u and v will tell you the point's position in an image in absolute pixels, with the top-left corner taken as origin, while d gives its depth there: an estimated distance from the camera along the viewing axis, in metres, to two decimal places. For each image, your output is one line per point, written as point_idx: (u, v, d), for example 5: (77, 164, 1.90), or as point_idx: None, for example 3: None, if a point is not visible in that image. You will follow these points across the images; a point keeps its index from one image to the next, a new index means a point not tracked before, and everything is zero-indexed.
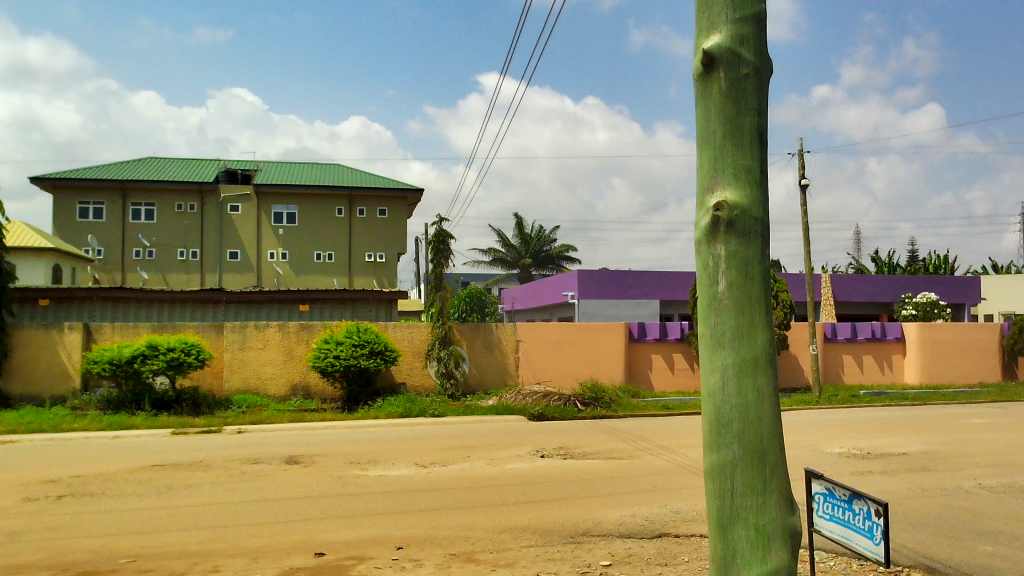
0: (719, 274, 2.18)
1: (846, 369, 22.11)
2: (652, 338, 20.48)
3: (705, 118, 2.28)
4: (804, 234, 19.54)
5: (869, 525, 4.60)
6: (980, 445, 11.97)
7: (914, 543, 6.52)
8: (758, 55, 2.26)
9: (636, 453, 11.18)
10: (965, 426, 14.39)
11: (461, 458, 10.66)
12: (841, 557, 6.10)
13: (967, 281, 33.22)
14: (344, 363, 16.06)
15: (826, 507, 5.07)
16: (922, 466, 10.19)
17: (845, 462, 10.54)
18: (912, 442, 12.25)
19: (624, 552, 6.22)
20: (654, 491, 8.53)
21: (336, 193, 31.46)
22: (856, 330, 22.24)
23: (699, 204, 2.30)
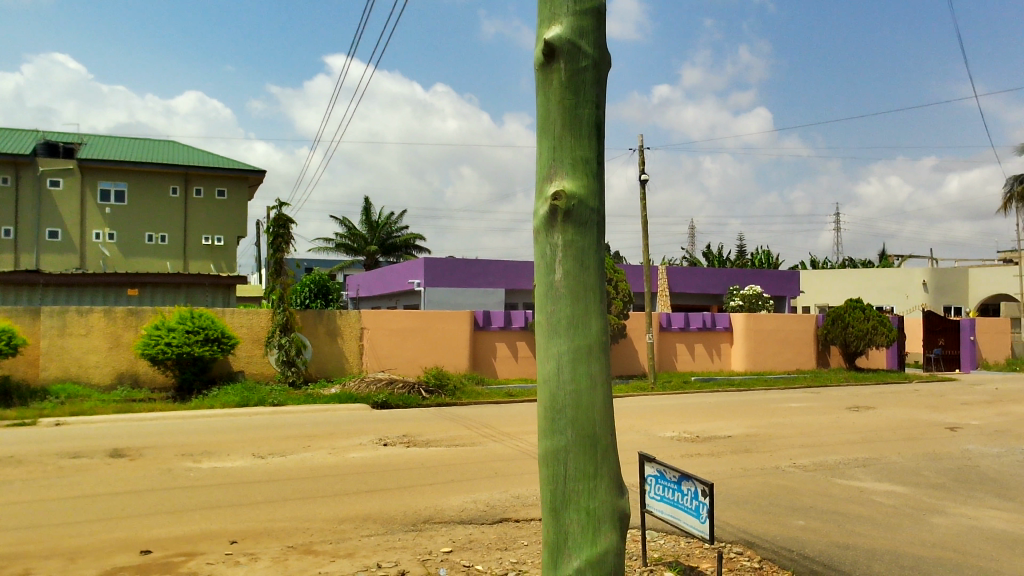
0: (555, 263, 2.22)
1: (679, 357, 23.25)
2: (496, 326, 20.73)
3: (544, 109, 2.31)
4: (642, 226, 20.34)
5: (696, 505, 4.85)
6: (796, 428, 12.91)
7: (736, 520, 6.95)
8: (596, 48, 2.31)
9: (480, 440, 11.27)
10: (782, 410, 15.50)
11: (301, 448, 10.40)
12: (670, 535, 6.41)
13: (787, 275, 35.71)
14: (176, 351, 15.28)
15: (657, 488, 5.31)
16: (744, 448, 10.86)
17: (675, 445, 11.09)
18: (736, 425, 13.04)
19: (465, 538, 6.26)
20: (496, 477, 8.65)
21: (170, 171, 29.81)
22: (688, 320, 23.42)
23: (537, 195, 2.32)
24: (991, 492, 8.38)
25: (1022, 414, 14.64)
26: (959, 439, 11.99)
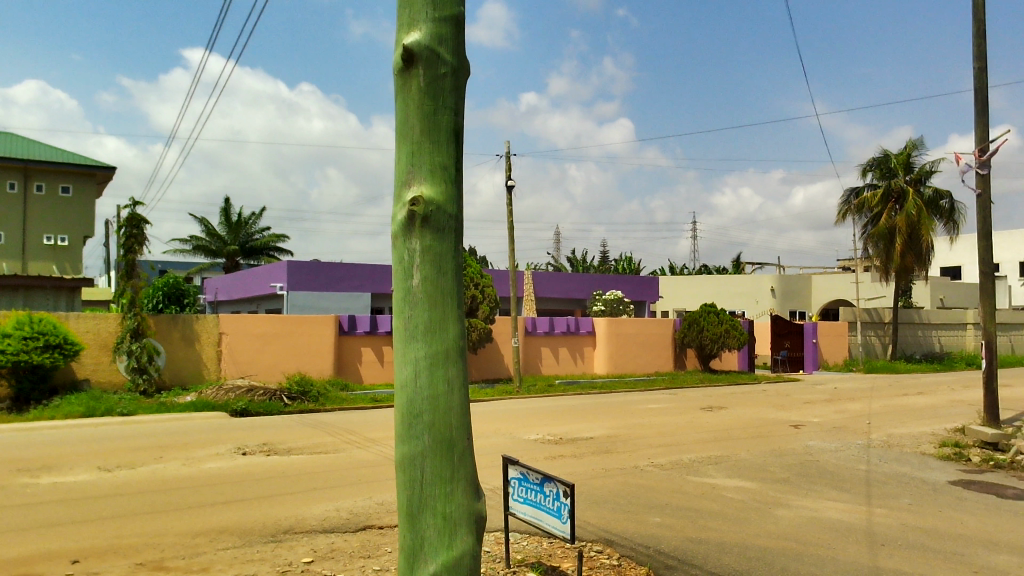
0: (414, 267, 2.22)
1: (544, 360, 23.65)
2: (362, 331, 20.43)
3: (403, 114, 2.30)
4: (509, 231, 20.57)
5: (558, 505, 4.95)
6: (654, 428, 13.38)
7: (596, 519, 7.12)
8: (455, 55, 2.33)
9: (344, 446, 11.09)
10: (641, 411, 16.03)
11: (153, 460, 9.90)
12: (533, 537, 6.49)
13: (647, 281, 37.01)
14: (12, 359, 14.22)
15: (520, 490, 5.37)
16: (605, 448, 11.17)
17: (539, 447, 11.26)
18: (598, 427, 13.39)
19: (326, 548, 6.14)
20: (360, 483, 8.53)
21: (8, 165, 27.75)
22: (553, 324, 23.87)
23: (396, 199, 2.31)
24: (830, 484, 8.97)
25: (857, 411, 15.74)
26: (803, 436, 12.76)
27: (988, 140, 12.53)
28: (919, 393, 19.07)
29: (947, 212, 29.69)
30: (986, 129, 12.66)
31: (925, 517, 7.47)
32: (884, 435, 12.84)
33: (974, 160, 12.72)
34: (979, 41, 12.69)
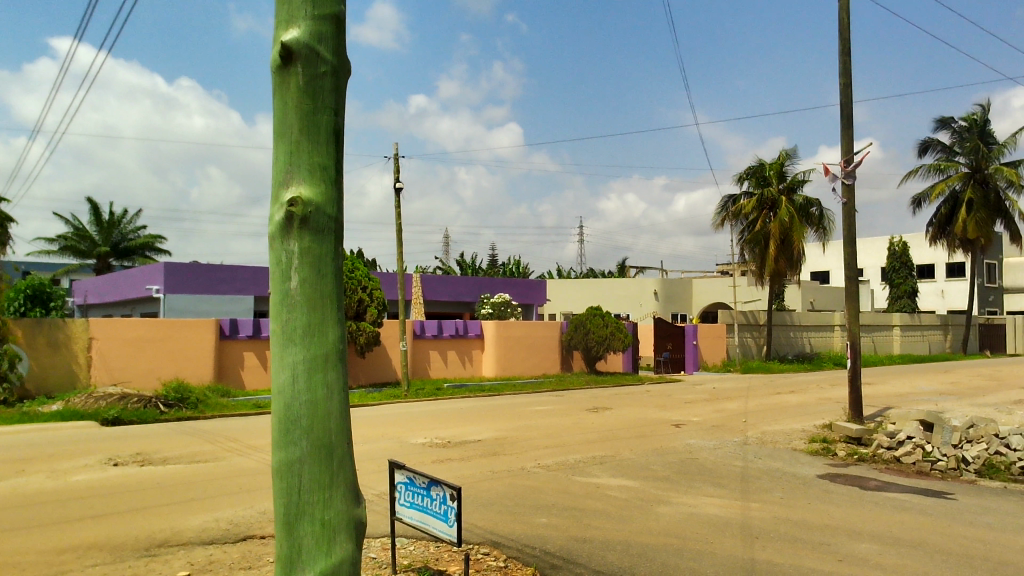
0: (293, 269, 2.17)
1: (432, 363, 23.58)
2: (244, 335, 19.82)
3: (281, 113, 2.25)
4: (397, 234, 20.41)
5: (444, 509, 4.93)
6: (541, 430, 13.54)
7: (483, 522, 7.14)
8: (335, 55, 2.30)
9: (223, 454, 10.72)
10: (528, 413, 16.20)
11: (13, 473, 9.29)
12: (420, 541, 6.45)
13: (534, 284, 37.46)
14: None
15: (407, 494, 5.33)
16: (493, 451, 11.23)
17: (427, 451, 11.22)
18: (486, 429, 13.44)
19: (204, 560, 5.91)
20: (241, 493, 8.27)
21: None
22: (441, 327, 23.84)
23: (273, 200, 2.25)
24: (708, 481, 9.30)
25: (733, 410, 16.40)
26: (683, 435, 13.18)
27: (853, 151, 13.30)
28: (791, 392, 20.04)
29: (817, 219, 31.23)
30: (851, 142, 13.44)
31: (796, 510, 7.85)
32: (758, 432, 13.41)
33: (840, 170, 13.47)
34: (845, 59, 13.45)
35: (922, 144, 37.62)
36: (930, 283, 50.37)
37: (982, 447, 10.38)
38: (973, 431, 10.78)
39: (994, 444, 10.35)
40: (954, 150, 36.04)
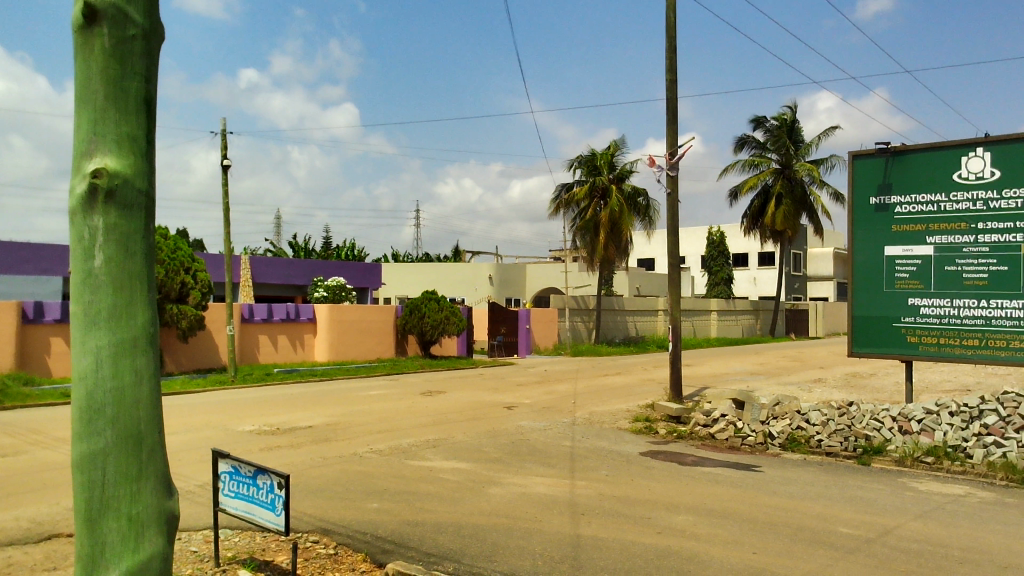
0: (96, 247, 2.03)
1: (261, 348, 22.82)
2: (51, 319, 18.37)
3: (82, 75, 2.07)
4: (225, 214, 19.53)
5: (271, 498, 4.78)
6: (374, 415, 13.42)
7: (312, 509, 6.99)
8: (146, 16, 2.16)
9: (27, 448, 9.90)
10: (361, 397, 16.01)
11: None
12: (245, 532, 6.22)
13: (369, 268, 37.01)
14: None
15: (231, 484, 5.12)
16: (324, 437, 11.01)
17: (255, 439, 10.85)
18: (317, 415, 13.16)
19: (3, 563, 5.44)
20: (45, 488, 7.67)
21: None
22: (272, 311, 23.08)
23: (71, 171, 2.08)
24: (538, 461, 9.54)
25: (563, 392, 16.89)
26: (515, 416, 13.45)
27: (677, 145, 13.98)
28: (617, 374, 20.90)
29: (644, 208, 32.60)
30: (675, 135, 14.11)
31: (618, 487, 8.20)
32: (586, 413, 13.89)
33: (665, 162, 14.12)
34: (671, 56, 14.10)
35: (738, 140, 40.11)
36: (744, 271, 53.92)
37: (786, 422, 11.22)
38: (778, 407, 11.62)
39: (796, 419, 11.22)
40: (767, 147, 38.67)
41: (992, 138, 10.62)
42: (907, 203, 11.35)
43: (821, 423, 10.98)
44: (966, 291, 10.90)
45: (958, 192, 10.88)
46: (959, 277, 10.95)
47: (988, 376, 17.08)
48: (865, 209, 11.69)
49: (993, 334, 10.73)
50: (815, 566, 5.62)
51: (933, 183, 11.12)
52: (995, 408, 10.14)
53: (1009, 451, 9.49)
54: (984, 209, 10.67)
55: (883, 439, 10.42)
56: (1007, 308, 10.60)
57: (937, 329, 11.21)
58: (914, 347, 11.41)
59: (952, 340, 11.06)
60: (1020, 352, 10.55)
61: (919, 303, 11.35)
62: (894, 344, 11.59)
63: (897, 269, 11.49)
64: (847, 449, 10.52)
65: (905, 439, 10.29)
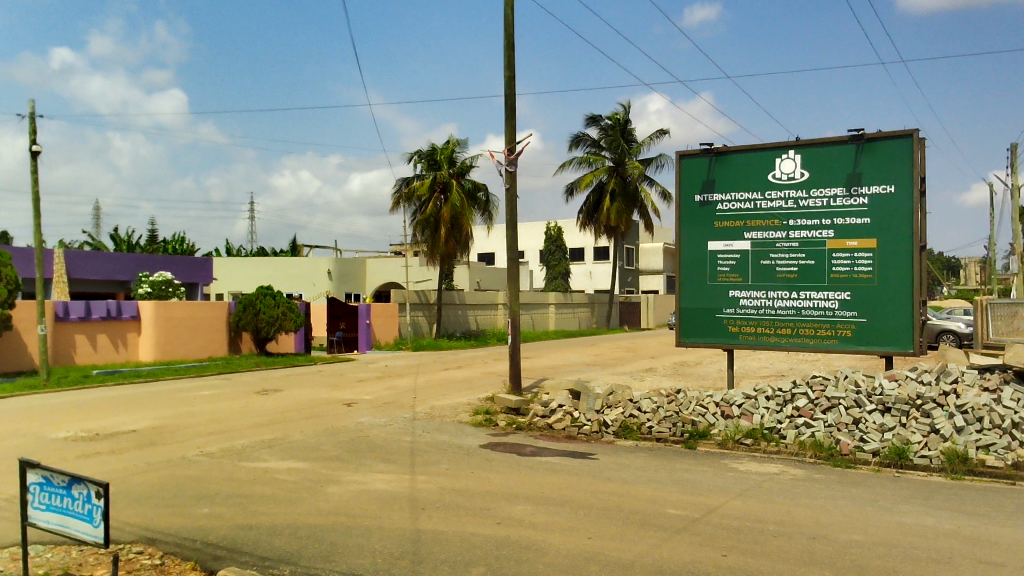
0: None
1: (78, 349, 21.29)
2: None
3: None
4: (34, 204, 18.03)
5: (88, 509, 4.46)
6: (205, 416, 12.83)
7: (135, 518, 6.59)
8: None
9: None
10: (190, 398, 15.25)
11: None
12: (58, 547, 5.78)
13: (199, 262, 35.31)
14: None
15: (41, 497, 4.73)
16: (148, 441, 10.41)
17: (71, 446, 10.10)
18: (141, 419, 12.42)
19: None
20: None
21: None
22: (90, 309, 21.58)
23: None
24: (377, 457, 9.44)
25: (404, 387, 16.80)
26: (354, 413, 13.24)
27: (515, 140, 14.18)
28: (458, 367, 21.03)
29: (484, 203, 32.90)
30: (513, 132, 14.31)
31: (459, 479, 8.24)
32: (426, 407, 13.87)
33: (504, 158, 14.29)
34: (509, 53, 14.28)
35: (574, 138, 41.21)
36: (580, 265, 55.59)
37: (619, 411, 11.66)
38: (612, 397, 12.05)
39: (629, 407, 11.68)
40: (601, 145, 39.98)
41: (802, 141, 11.45)
42: (727, 200, 12.04)
43: (652, 410, 11.50)
44: (779, 283, 11.72)
45: (772, 191, 11.68)
46: (772, 271, 11.76)
47: (799, 363, 18.49)
48: (690, 206, 12.29)
49: (803, 323, 11.61)
50: (646, 547, 5.88)
51: (750, 182, 11.86)
52: (804, 391, 10.99)
53: (817, 431, 10.32)
54: (795, 207, 11.51)
55: (708, 424, 11.04)
56: (815, 299, 11.51)
57: (754, 319, 11.98)
58: (734, 336, 12.15)
59: (768, 329, 11.86)
60: (825, 341, 11.49)
61: (739, 295, 12.08)
62: (716, 334, 12.29)
63: (719, 263, 12.17)
64: (675, 435, 11.08)
65: (727, 422, 10.95)
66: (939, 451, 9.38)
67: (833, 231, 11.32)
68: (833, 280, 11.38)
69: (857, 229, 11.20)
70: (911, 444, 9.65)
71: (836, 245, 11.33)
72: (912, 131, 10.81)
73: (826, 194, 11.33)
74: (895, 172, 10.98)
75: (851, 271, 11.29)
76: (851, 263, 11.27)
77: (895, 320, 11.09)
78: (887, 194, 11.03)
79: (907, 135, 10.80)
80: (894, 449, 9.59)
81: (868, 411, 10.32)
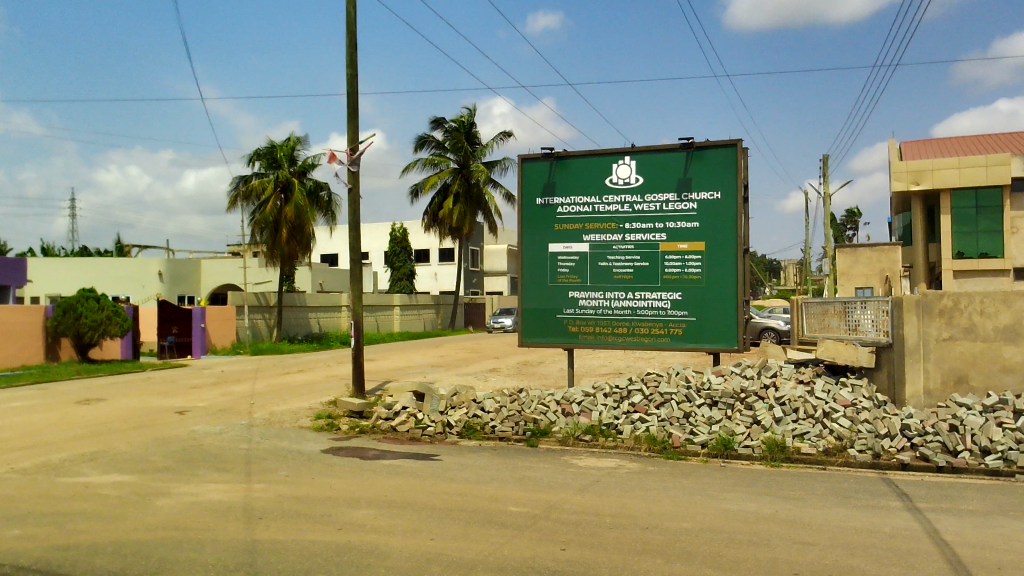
0: None
1: None
2: None
3: None
4: None
5: None
6: (17, 429, 11.84)
7: None
8: None
9: None
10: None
11: None
12: None
13: (13, 263, 32.57)
14: None
15: None
16: None
17: None
18: None
19: None
20: None
21: None
22: None
23: None
24: (211, 467, 9.03)
25: (241, 392, 16.19)
26: (187, 421, 12.63)
27: (357, 140, 13.97)
28: (299, 371, 20.49)
29: (325, 203, 32.24)
30: (356, 131, 14.10)
31: (298, 486, 8.02)
32: (265, 413, 13.42)
33: (347, 157, 14.06)
34: (352, 51, 14.06)
35: (418, 139, 41.10)
36: (425, 266, 55.58)
37: (463, 411, 11.73)
38: (456, 397, 12.10)
39: (472, 407, 11.77)
40: (445, 147, 40.08)
41: (637, 147, 11.94)
42: (566, 203, 12.37)
43: (495, 410, 11.64)
44: (616, 283, 12.15)
45: (609, 195, 12.10)
46: (610, 272, 12.17)
47: (635, 361, 19.27)
48: (531, 208, 12.55)
49: (638, 322, 12.09)
50: (489, 546, 5.94)
51: (588, 186, 12.24)
52: (640, 388, 11.48)
53: (651, 425, 10.77)
54: (630, 210, 11.98)
55: (549, 422, 11.28)
56: (649, 299, 12.01)
57: (593, 319, 12.36)
58: (574, 336, 12.48)
59: (606, 329, 12.27)
60: (658, 339, 12.02)
61: (578, 295, 12.42)
62: (556, 334, 12.59)
63: (559, 264, 12.46)
64: (518, 433, 11.26)
65: (567, 420, 11.24)
66: (760, 441, 10.02)
67: (665, 234, 11.87)
68: (665, 281, 11.93)
69: (687, 232, 11.79)
70: (736, 435, 10.26)
71: (667, 248, 11.88)
72: (737, 141, 11.52)
73: (659, 198, 11.87)
74: (721, 179, 11.66)
75: (681, 272, 11.87)
76: (682, 264, 11.85)
77: (722, 319, 11.76)
78: (714, 200, 11.68)
79: (731, 143, 11.50)
80: (721, 440, 10.15)
81: (697, 405, 10.90)
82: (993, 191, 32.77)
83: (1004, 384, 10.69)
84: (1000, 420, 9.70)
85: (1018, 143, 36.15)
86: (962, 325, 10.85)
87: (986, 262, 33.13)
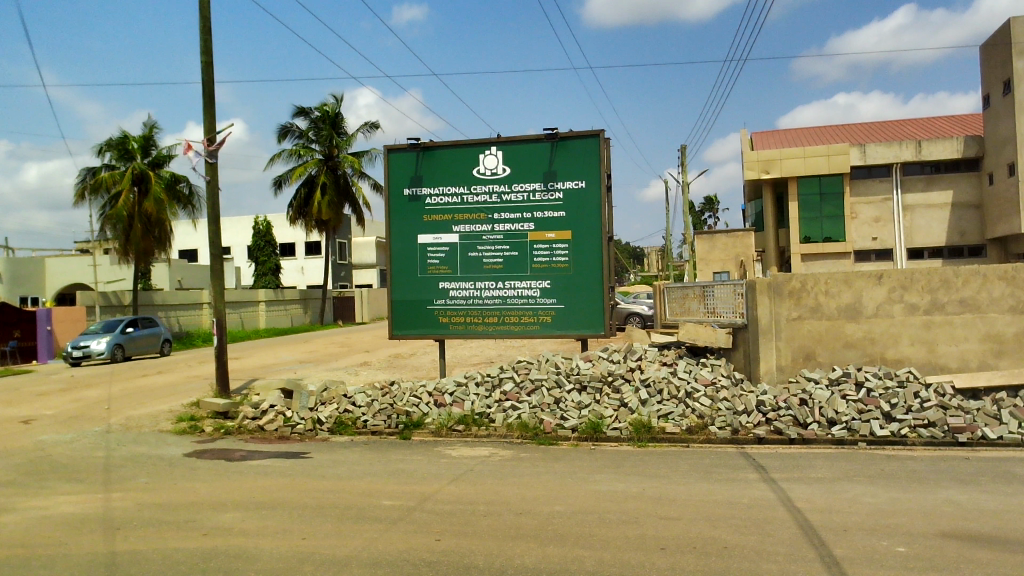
0: None
1: None
2: None
3: None
4: None
5: None
6: None
7: None
8: None
9: None
10: None
11: None
12: None
13: None
14: None
15: None
16: None
17: None
18: None
19: None
20: None
21: None
22: None
23: None
24: (63, 479, 8.48)
25: (94, 397, 15.32)
26: (34, 431, 11.82)
27: (215, 130, 13.42)
28: (159, 373, 19.55)
29: (186, 196, 30.88)
30: (212, 121, 13.54)
31: (160, 493, 7.66)
32: (121, 418, 12.74)
33: (205, 148, 13.49)
34: (207, 38, 13.47)
35: (282, 128, 39.90)
36: (292, 260, 54.19)
37: (333, 407, 11.52)
38: (326, 392, 11.85)
39: (343, 402, 11.58)
40: (309, 137, 39.12)
41: (503, 138, 12.05)
42: (435, 194, 12.33)
43: (366, 404, 11.49)
44: (486, 274, 12.21)
45: (477, 186, 12.16)
46: (479, 262, 12.21)
47: (506, 349, 19.44)
48: (399, 199, 12.42)
49: (509, 311, 12.21)
50: (362, 542, 5.86)
51: (457, 177, 12.24)
52: (512, 375, 11.65)
53: (523, 412, 10.93)
54: (498, 201, 12.08)
55: (422, 414, 11.25)
56: (519, 288, 12.16)
57: (463, 310, 12.38)
58: (446, 327, 12.44)
59: (477, 319, 12.31)
60: (528, 327, 12.21)
61: (449, 286, 12.41)
62: (426, 325, 12.51)
63: (429, 255, 12.41)
64: (391, 426, 11.17)
65: (440, 411, 11.23)
66: (628, 422, 10.33)
67: (533, 224, 12.06)
68: (534, 269, 12.12)
69: (553, 222, 12.01)
70: (604, 419, 10.53)
71: (536, 237, 12.07)
72: (600, 132, 11.79)
73: (526, 188, 12.03)
74: (584, 169, 11.92)
75: (549, 261, 12.08)
76: (550, 253, 12.06)
77: (589, 306, 12.03)
78: (579, 189, 11.92)
79: (594, 134, 11.77)
80: (591, 423, 10.42)
81: (567, 391, 11.12)
82: (834, 178, 34.97)
83: (848, 359, 11.43)
84: (844, 392, 10.39)
85: (855, 133, 38.77)
86: (810, 305, 11.53)
87: (831, 246, 35.35)
